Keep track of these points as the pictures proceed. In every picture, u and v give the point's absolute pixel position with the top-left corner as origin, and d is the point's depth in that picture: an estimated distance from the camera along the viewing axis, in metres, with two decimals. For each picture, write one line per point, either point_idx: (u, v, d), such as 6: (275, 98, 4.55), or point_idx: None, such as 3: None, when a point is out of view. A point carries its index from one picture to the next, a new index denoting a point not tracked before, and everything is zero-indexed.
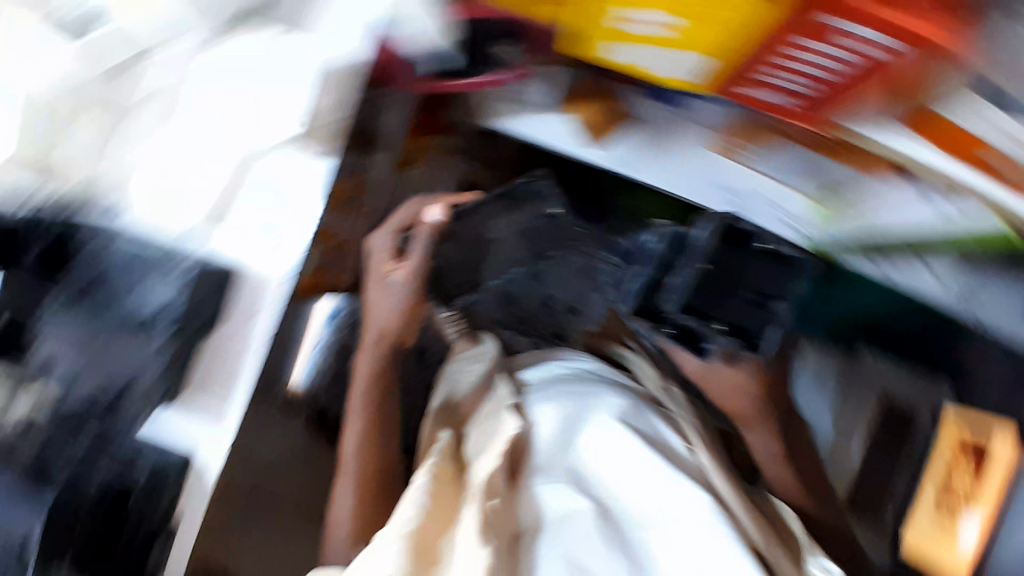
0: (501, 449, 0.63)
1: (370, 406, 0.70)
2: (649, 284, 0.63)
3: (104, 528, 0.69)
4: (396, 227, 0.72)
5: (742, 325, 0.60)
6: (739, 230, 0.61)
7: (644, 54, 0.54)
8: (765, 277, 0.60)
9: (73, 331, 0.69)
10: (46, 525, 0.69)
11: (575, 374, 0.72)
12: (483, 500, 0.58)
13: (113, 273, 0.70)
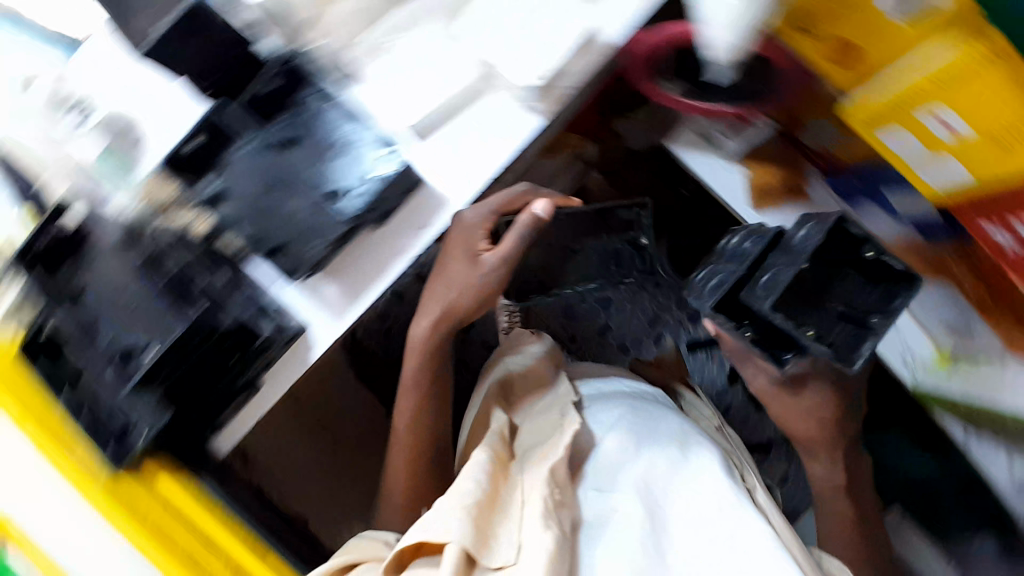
0: (556, 452, 0.69)
1: (426, 406, 0.79)
2: (732, 287, 0.60)
3: (207, 370, 0.59)
4: (490, 219, 0.68)
5: (833, 336, 0.57)
6: (851, 234, 0.58)
7: (908, 144, 0.55)
8: (853, 300, 0.59)
9: (242, 177, 0.60)
10: (166, 343, 0.57)
11: (632, 399, 0.82)
12: (549, 490, 0.64)
13: (323, 121, 0.61)
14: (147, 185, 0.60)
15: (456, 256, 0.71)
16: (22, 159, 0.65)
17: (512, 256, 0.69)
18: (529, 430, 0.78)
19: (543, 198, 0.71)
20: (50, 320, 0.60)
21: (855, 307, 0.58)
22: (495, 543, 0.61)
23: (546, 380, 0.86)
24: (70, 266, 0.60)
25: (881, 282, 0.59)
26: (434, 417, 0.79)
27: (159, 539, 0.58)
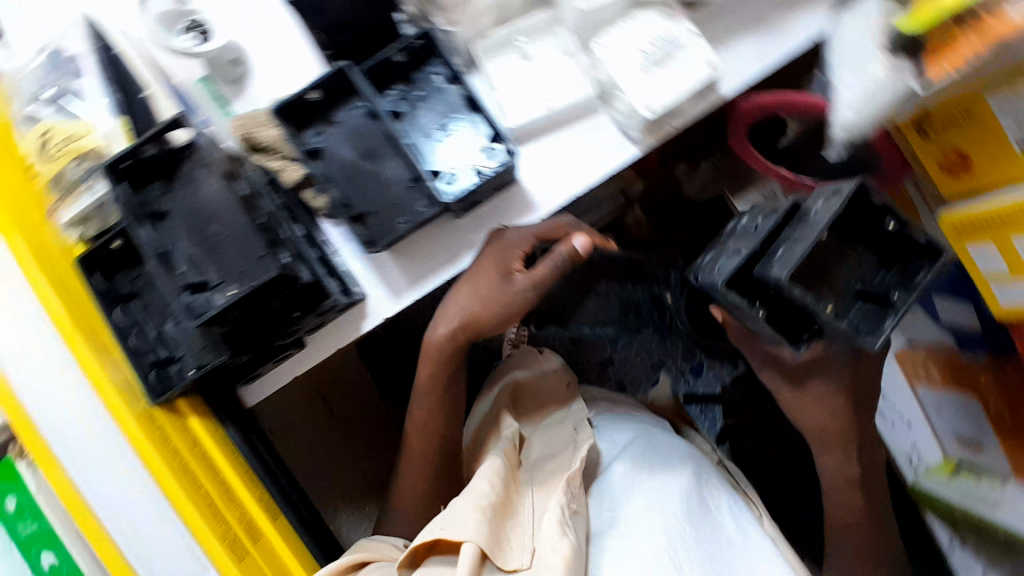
0: (566, 466, 0.71)
1: (439, 415, 0.79)
2: (747, 259, 0.56)
3: (269, 319, 0.58)
4: (530, 239, 0.66)
5: (850, 307, 0.56)
6: (869, 205, 0.54)
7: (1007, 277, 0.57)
8: (869, 281, 0.56)
9: (339, 139, 0.61)
10: (246, 285, 0.53)
11: (653, 426, 0.82)
12: (566, 500, 0.65)
13: (432, 106, 0.62)
14: (243, 120, 0.60)
15: (489, 270, 0.66)
16: (123, 58, 0.59)
17: (544, 281, 0.69)
18: (539, 443, 0.79)
19: (581, 229, 0.70)
20: (139, 235, 0.54)
21: (870, 286, 0.56)
22: (507, 546, 0.62)
23: (561, 397, 0.86)
24: (162, 185, 0.55)
25: (896, 260, 0.56)
26: (444, 419, 0.79)
27: (187, 487, 0.55)
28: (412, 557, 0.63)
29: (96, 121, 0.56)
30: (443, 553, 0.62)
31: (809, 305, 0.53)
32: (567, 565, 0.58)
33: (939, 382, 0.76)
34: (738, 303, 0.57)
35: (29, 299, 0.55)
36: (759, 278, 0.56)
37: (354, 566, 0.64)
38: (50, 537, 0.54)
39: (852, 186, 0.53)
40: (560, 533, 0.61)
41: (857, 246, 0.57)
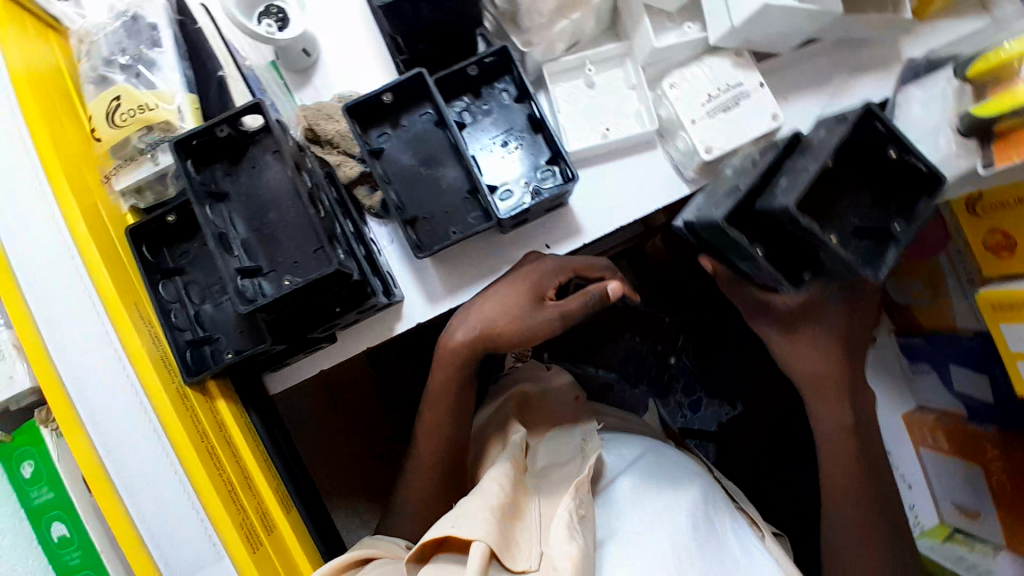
0: (571, 477, 0.69)
1: (448, 417, 0.76)
2: (747, 193, 0.49)
3: (310, 312, 0.58)
4: (569, 272, 0.66)
5: (854, 235, 0.49)
6: (872, 132, 0.48)
7: None
8: (876, 211, 0.49)
9: (401, 144, 0.62)
10: (301, 276, 0.54)
11: (661, 449, 0.80)
12: (575, 505, 0.63)
13: (496, 121, 0.63)
14: (308, 112, 0.64)
15: (524, 280, 0.64)
16: (205, 34, 0.62)
17: (574, 316, 0.65)
18: (544, 453, 0.77)
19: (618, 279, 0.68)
20: (200, 211, 0.53)
21: (876, 211, 0.49)
22: (517, 547, 0.59)
23: (573, 414, 0.83)
24: (226, 167, 0.55)
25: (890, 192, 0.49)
26: (452, 421, 0.75)
27: (211, 472, 0.54)
28: (421, 552, 0.58)
29: (172, 90, 0.56)
30: (452, 550, 0.59)
31: (814, 235, 0.46)
32: (576, 568, 0.55)
33: (946, 449, 0.78)
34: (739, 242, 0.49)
35: (71, 257, 0.52)
36: (765, 212, 0.49)
37: (358, 561, 0.62)
38: (64, 508, 0.52)
39: (857, 112, 0.47)
40: (569, 535, 0.58)
41: (860, 176, 0.50)
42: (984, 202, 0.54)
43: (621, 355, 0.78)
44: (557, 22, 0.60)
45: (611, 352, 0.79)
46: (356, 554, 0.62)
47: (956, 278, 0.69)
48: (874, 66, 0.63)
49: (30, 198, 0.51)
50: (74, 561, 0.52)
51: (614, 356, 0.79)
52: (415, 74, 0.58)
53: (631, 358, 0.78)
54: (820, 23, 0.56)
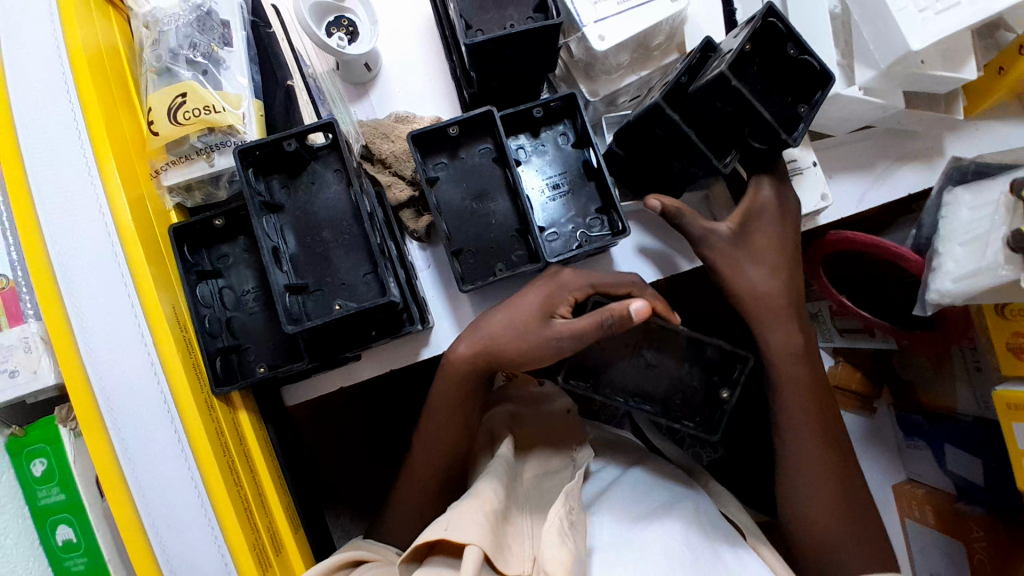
0: (556, 488, 0.68)
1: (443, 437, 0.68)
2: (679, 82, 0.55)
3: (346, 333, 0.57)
4: (588, 289, 0.61)
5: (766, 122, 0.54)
6: (773, 32, 0.53)
7: None
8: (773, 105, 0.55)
9: (456, 176, 0.62)
10: (353, 302, 0.54)
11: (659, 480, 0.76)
12: (565, 511, 0.60)
13: (550, 162, 0.63)
14: (365, 132, 0.64)
15: (535, 296, 0.61)
16: (274, 38, 0.61)
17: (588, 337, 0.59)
18: (537, 462, 0.74)
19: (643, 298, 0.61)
20: (258, 221, 0.52)
21: (777, 103, 0.54)
22: (509, 552, 0.57)
23: (562, 427, 0.78)
24: (283, 179, 0.55)
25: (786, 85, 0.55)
26: (458, 445, 0.68)
27: (230, 486, 0.52)
28: (414, 555, 0.57)
29: (236, 94, 0.55)
30: (444, 554, 0.56)
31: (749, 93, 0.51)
32: (567, 570, 0.53)
33: (932, 523, 0.81)
34: (676, 119, 0.54)
35: (114, 254, 0.50)
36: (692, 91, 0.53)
37: (347, 563, 0.59)
38: (74, 512, 0.49)
39: (761, 11, 0.52)
40: (560, 539, 0.56)
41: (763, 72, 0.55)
42: (1014, 307, 0.56)
43: (664, 385, 0.64)
44: (627, 77, 0.61)
45: (648, 383, 0.64)
46: (345, 556, 0.59)
47: (962, 366, 0.72)
48: (918, 157, 0.65)
49: (80, 189, 0.50)
50: (77, 566, 0.50)
51: (652, 386, 0.64)
52: (484, 111, 0.59)
53: (676, 392, 0.64)
54: (881, 114, 0.59)
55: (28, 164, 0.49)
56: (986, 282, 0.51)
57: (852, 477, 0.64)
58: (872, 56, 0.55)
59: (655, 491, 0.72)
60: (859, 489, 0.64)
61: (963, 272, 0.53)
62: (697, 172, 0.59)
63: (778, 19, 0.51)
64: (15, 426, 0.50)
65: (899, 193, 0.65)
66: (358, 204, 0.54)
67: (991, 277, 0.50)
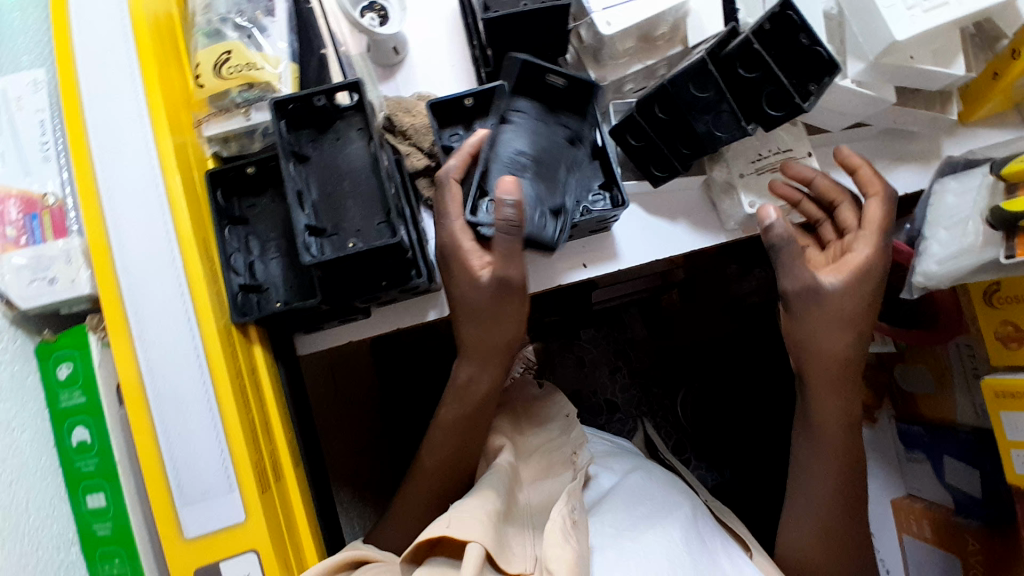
0: (557, 493, 0.69)
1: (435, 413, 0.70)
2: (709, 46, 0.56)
3: (358, 281, 0.60)
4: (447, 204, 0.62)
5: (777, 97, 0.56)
6: (788, 21, 0.54)
7: None
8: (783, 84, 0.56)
9: None
10: (366, 243, 0.58)
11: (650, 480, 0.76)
12: (567, 511, 0.61)
13: None
14: (389, 105, 0.69)
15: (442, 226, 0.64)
16: (313, 16, 0.68)
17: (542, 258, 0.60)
18: (538, 461, 0.74)
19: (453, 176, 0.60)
20: (286, 166, 0.57)
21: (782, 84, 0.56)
22: (511, 550, 0.56)
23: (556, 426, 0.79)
24: (312, 135, 0.61)
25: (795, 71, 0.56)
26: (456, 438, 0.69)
27: (238, 404, 0.55)
28: (415, 554, 0.56)
29: (276, 56, 0.61)
30: (446, 554, 0.56)
31: (765, 61, 0.53)
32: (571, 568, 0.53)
33: (928, 538, 0.80)
34: (716, 75, 0.54)
35: (154, 179, 0.55)
36: (712, 63, 0.55)
37: (352, 561, 0.58)
38: (91, 413, 0.53)
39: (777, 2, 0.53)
40: (563, 538, 0.56)
41: (776, 55, 0.56)
42: (1001, 294, 0.57)
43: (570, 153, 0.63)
44: (632, 64, 0.65)
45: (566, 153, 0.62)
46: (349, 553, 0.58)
47: (962, 373, 0.72)
48: (914, 158, 0.67)
49: (129, 122, 0.55)
50: (89, 467, 0.54)
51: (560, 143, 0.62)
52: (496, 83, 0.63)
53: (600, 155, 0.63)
54: (874, 109, 0.61)
55: (86, 100, 0.55)
56: (967, 261, 0.53)
57: (844, 473, 0.64)
58: (862, 48, 0.58)
59: (646, 488, 0.73)
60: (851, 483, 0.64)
61: (948, 254, 0.55)
62: (719, 142, 0.57)
63: (790, 9, 0.53)
64: (47, 332, 0.56)
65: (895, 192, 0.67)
66: (377, 158, 0.59)
67: (974, 258, 0.52)
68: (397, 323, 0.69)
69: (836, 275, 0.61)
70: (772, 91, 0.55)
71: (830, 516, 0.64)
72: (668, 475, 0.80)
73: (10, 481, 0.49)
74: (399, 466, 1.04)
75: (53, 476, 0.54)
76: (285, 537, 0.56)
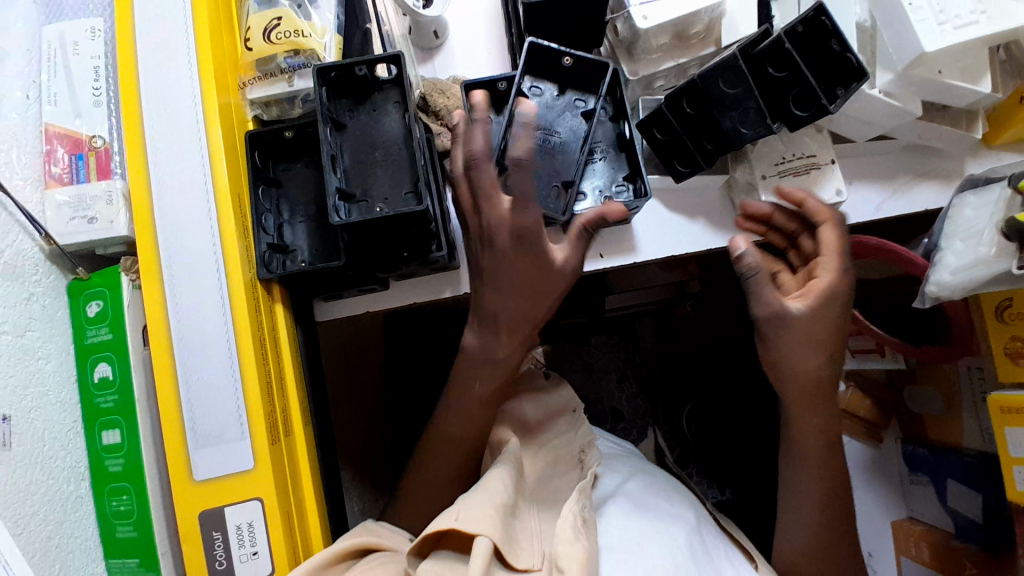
0: (560, 486, 0.70)
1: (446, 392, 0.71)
2: (743, 43, 0.58)
3: (382, 249, 0.62)
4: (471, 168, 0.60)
5: (804, 96, 0.57)
6: (821, 26, 0.56)
7: None
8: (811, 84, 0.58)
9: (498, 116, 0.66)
10: (392, 210, 0.59)
11: (651, 480, 0.76)
12: (578, 508, 0.62)
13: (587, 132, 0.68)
14: (426, 84, 0.71)
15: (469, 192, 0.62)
16: None
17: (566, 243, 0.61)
18: (543, 453, 0.74)
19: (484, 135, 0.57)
20: (323, 131, 0.59)
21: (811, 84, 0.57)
22: (520, 545, 0.57)
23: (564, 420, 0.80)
24: (351, 104, 0.63)
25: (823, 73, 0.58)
26: (465, 419, 0.70)
27: (257, 355, 0.56)
28: (421, 547, 0.55)
29: (323, 27, 0.64)
30: (452, 547, 0.55)
31: (796, 59, 0.55)
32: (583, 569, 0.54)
33: (926, 561, 0.79)
34: (747, 71, 0.57)
35: (198, 132, 0.57)
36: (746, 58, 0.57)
37: (360, 549, 0.58)
38: (113, 351, 0.55)
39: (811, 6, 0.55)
40: (574, 537, 0.57)
41: (808, 57, 0.57)
42: (1013, 310, 0.57)
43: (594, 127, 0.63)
44: (665, 61, 0.66)
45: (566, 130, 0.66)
46: (356, 541, 0.58)
47: (971, 394, 0.71)
48: (937, 175, 0.68)
49: (178, 75, 0.58)
50: (107, 403, 0.55)
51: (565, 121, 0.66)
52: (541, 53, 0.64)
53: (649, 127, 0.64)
54: (900, 120, 0.63)
55: (142, 52, 0.58)
56: (988, 271, 0.53)
57: (829, 473, 0.64)
58: (891, 60, 0.60)
59: (648, 489, 0.73)
60: (834, 483, 0.64)
61: (970, 265, 0.55)
62: (744, 139, 0.59)
63: (824, 13, 0.55)
64: (81, 270, 0.58)
65: (916, 207, 0.68)
66: (411, 130, 0.60)
67: (993, 267, 0.52)
68: (414, 299, 0.70)
69: (801, 301, 0.61)
70: (800, 91, 0.57)
71: (830, 523, 0.64)
72: (668, 478, 0.80)
73: (27, 410, 0.50)
74: (401, 452, 1.04)
75: (72, 409, 0.55)
76: (289, 490, 0.58)
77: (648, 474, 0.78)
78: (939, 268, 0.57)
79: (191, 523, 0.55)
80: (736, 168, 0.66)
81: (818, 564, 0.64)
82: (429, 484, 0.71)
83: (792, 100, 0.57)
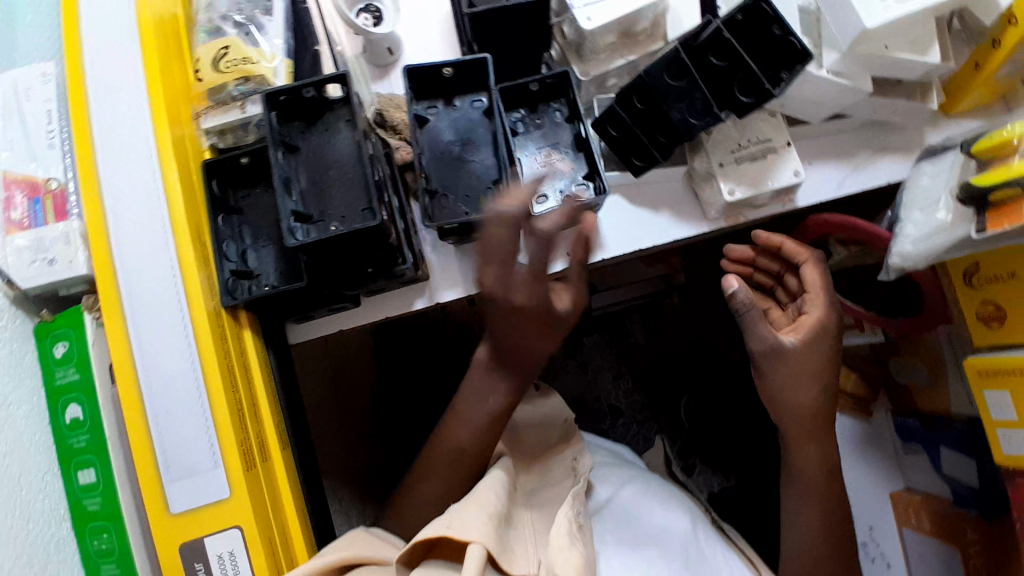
0: (549, 488, 0.70)
1: None
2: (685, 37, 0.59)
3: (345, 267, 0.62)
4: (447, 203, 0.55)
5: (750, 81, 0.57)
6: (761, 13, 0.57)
7: None
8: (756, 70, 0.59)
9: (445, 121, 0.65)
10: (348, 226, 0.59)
11: (645, 482, 0.75)
12: (573, 514, 0.61)
13: (543, 133, 0.67)
14: (381, 100, 0.72)
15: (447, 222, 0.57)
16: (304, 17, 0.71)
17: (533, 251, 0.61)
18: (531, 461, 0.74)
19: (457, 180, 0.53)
20: (275, 155, 0.59)
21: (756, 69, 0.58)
22: (515, 553, 0.56)
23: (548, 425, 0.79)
24: (303, 127, 0.63)
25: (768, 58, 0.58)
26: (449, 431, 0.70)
27: (225, 381, 0.56)
28: (411, 555, 0.55)
29: (271, 52, 0.65)
30: (443, 557, 0.55)
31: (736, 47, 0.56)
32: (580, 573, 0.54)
33: (928, 532, 0.78)
34: (689, 63, 0.57)
35: (152, 164, 0.58)
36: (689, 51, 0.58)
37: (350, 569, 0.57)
38: (84, 389, 0.56)
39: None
40: (569, 543, 0.57)
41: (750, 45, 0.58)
42: (981, 275, 0.58)
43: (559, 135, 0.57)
44: (614, 58, 0.67)
45: (484, 134, 0.65)
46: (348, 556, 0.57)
47: (953, 361, 0.71)
48: (898, 147, 0.68)
49: (128, 112, 0.58)
50: (80, 443, 0.56)
51: (474, 124, 0.65)
52: (480, 59, 0.63)
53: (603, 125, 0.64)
54: (852, 97, 0.63)
55: (91, 90, 0.58)
56: (946, 237, 0.53)
57: (824, 472, 0.64)
58: (836, 39, 0.60)
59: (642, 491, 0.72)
60: (830, 490, 0.64)
61: (928, 233, 0.55)
62: (694, 129, 0.59)
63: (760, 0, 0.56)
64: (46, 312, 0.58)
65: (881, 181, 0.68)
66: (362, 147, 0.61)
67: (954, 232, 0.52)
68: (384, 313, 0.70)
69: (793, 335, 0.65)
70: (743, 78, 0.57)
71: (821, 503, 0.63)
72: (660, 480, 0.80)
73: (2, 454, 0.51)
74: (396, 468, 1.03)
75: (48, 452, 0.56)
76: (269, 517, 0.57)
77: (639, 474, 0.78)
78: (902, 237, 0.58)
79: (172, 560, 0.55)
80: (695, 158, 0.66)
81: (814, 546, 0.63)
82: (417, 499, 0.70)
83: (738, 86, 0.58)
